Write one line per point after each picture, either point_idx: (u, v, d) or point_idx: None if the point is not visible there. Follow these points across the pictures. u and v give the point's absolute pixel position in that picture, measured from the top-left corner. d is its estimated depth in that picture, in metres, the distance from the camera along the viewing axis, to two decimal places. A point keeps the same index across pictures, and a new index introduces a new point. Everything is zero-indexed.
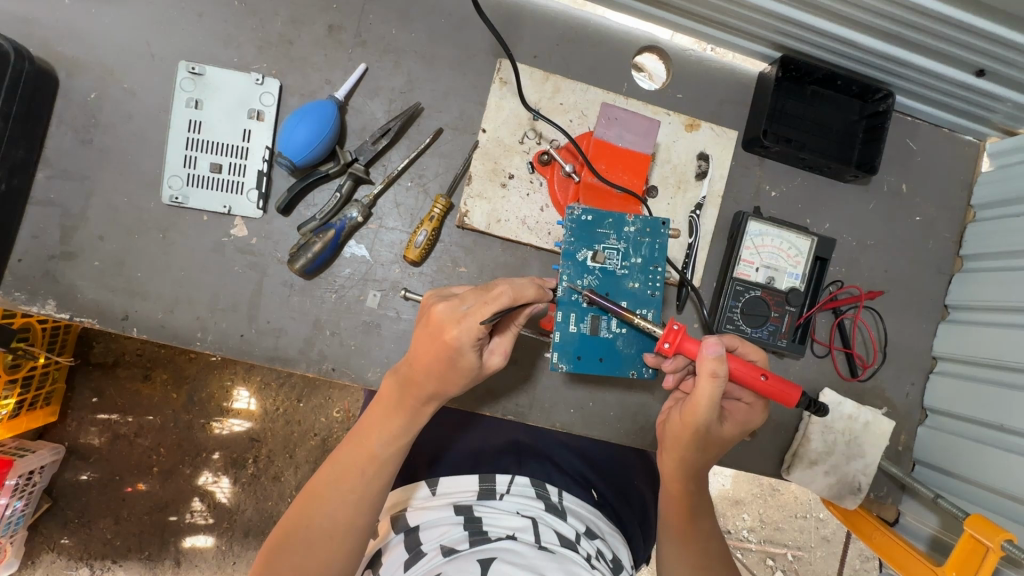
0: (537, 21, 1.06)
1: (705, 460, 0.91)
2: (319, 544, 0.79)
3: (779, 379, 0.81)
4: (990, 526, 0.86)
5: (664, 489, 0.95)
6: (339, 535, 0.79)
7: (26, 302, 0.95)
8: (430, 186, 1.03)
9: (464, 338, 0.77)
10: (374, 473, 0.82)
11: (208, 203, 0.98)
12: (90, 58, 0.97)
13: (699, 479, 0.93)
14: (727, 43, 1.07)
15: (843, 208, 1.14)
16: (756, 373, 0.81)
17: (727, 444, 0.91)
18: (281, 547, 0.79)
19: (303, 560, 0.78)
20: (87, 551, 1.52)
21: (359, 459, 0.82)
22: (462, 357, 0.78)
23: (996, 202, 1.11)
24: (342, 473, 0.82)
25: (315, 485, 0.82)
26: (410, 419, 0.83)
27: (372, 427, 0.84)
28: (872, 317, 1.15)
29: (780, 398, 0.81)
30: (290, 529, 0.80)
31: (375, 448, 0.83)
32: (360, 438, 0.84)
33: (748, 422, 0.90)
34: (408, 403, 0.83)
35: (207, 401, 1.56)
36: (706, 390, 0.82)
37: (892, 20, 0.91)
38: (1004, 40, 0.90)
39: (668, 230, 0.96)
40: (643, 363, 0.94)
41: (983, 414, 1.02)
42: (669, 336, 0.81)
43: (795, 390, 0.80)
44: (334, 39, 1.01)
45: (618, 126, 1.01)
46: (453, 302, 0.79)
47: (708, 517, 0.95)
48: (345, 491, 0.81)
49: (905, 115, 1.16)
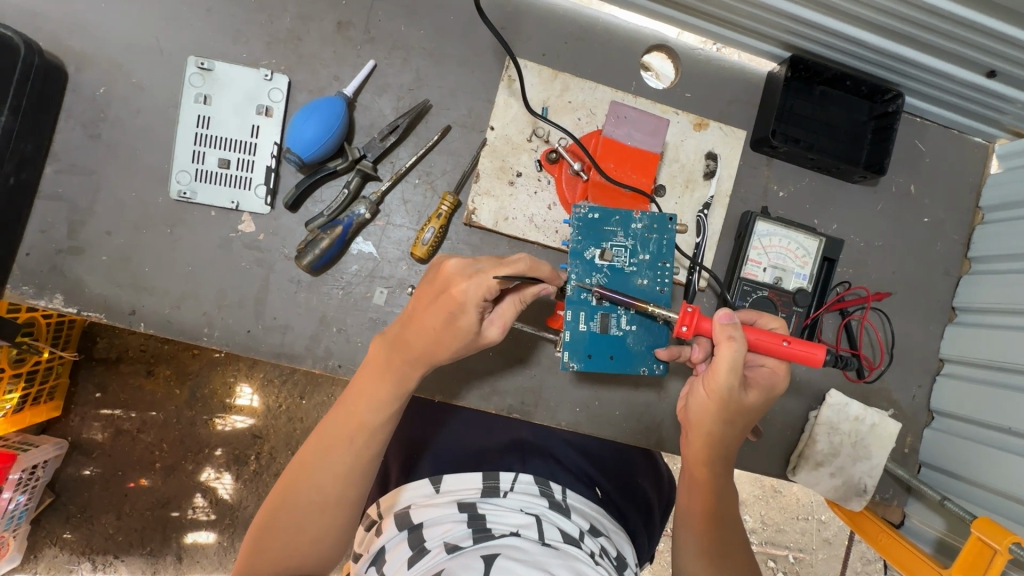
0: (546, 19, 1.06)
1: (728, 442, 0.90)
2: (309, 516, 0.80)
3: (803, 342, 0.80)
4: (998, 529, 0.86)
5: (687, 470, 0.94)
6: (330, 507, 0.81)
7: (33, 297, 0.95)
8: (437, 183, 1.03)
9: (472, 292, 0.78)
10: (362, 444, 0.82)
11: (216, 199, 0.98)
12: (98, 53, 0.97)
13: (725, 461, 0.92)
14: (736, 42, 1.07)
15: (851, 209, 1.14)
16: (778, 340, 0.80)
17: (752, 413, 0.88)
18: (271, 521, 0.80)
19: (295, 530, 0.80)
20: (89, 546, 1.52)
21: (347, 429, 0.82)
22: (465, 315, 0.79)
23: (1005, 204, 1.11)
24: (331, 446, 0.82)
25: (304, 458, 0.82)
26: (399, 385, 0.83)
27: (361, 395, 0.83)
28: (879, 318, 1.14)
29: (806, 361, 0.80)
30: (279, 503, 0.81)
31: (364, 416, 0.82)
32: (347, 406, 0.84)
33: (774, 388, 0.87)
34: (399, 366, 0.83)
35: (210, 397, 1.56)
36: (727, 355, 0.81)
37: (903, 20, 0.91)
38: (1017, 41, 0.90)
39: (676, 226, 0.95)
40: (654, 359, 0.94)
41: (992, 417, 1.02)
42: (686, 319, 0.82)
43: (820, 348, 0.79)
44: (343, 36, 1.01)
45: (627, 125, 1.03)
46: (466, 260, 0.81)
47: (729, 500, 0.95)
48: (335, 465, 0.81)
49: (913, 116, 1.16)
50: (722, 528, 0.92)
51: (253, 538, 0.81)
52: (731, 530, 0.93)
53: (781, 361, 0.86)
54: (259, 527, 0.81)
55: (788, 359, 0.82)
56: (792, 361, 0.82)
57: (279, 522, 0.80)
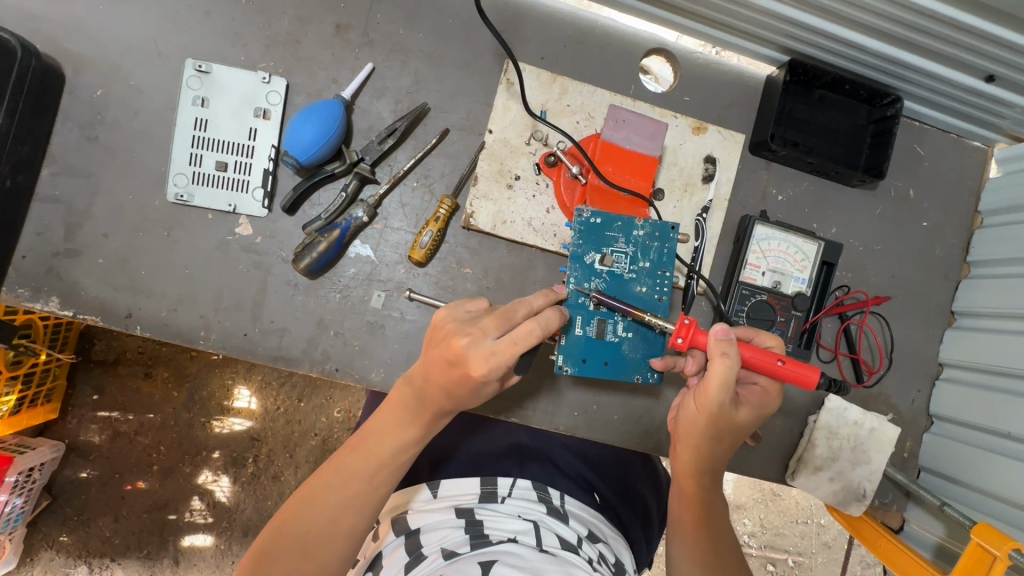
0: (544, 22, 1.06)
1: (718, 455, 0.89)
2: (315, 548, 0.79)
3: (798, 363, 0.80)
4: (998, 535, 0.85)
5: (676, 482, 0.94)
6: (338, 542, 0.80)
7: (29, 299, 0.94)
8: (436, 186, 1.03)
9: (492, 372, 0.76)
10: (381, 480, 0.82)
11: (213, 202, 0.97)
12: (96, 55, 0.97)
13: (714, 474, 0.91)
14: (735, 46, 1.07)
15: (849, 213, 1.14)
16: (772, 359, 0.80)
17: (743, 430, 0.88)
18: (274, 545, 0.78)
19: (298, 562, 0.78)
20: (86, 548, 1.51)
21: (368, 463, 0.82)
22: (485, 386, 0.78)
23: (1005, 208, 1.10)
24: (349, 478, 0.81)
25: (316, 484, 0.81)
26: (424, 430, 0.84)
27: (385, 435, 0.83)
28: (878, 322, 1.14)
29: (799, 382, 0.80)
30: (284, 526, 0.79)
31: (387, 454, 0.82)
32: (369, 442, 0.84)
33: (765, 407, 0.87)
34: (424, 414, 0.83)
35: (208, 400, 1.56)
36: (719, 371, 0.80)
37: (902, 25, 0.91)
38: (1016, 46, 0.90)
39: (677, 234, 0.95)
40: (649, 367, 0.94)
41: (991, 422, 1.01)
42: (681, 331, 0.82)
43: (814, 371, 0.79)
44: (342, 39, 1.01)
45: (626, 129, 1.02)
46: (475, 336, 0.76)
47: (719, 512, 0.94)
48: (350, 495, 0.81)
49: (912, 120, 1.16)
50: (713, 542, 0.91)
51: (251, 563, 0.79)
52: (723, 545, 0.92)
53: (774, 381, 0.86)
54: (259, 551, 0.79)
55: (782, 379, 0.82)
56: (784, 381, 0.82)
57: (282, 548, 0.78)
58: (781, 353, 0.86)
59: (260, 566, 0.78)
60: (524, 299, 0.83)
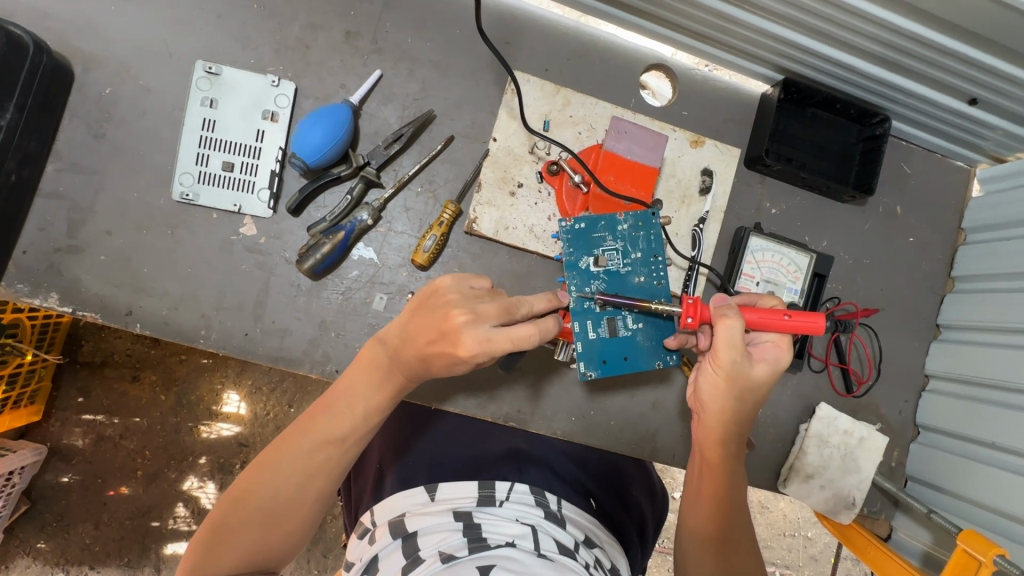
0: (546, 36, 1.09)
1: (740, 417, 0.91)
2: (281, 514, 0.80)
3: (803, 313, 0.84)
4: (983, 541, 0.87)
5: (699, 452, 0.94)
6: (306, 505, 0.82)
7: (29, 294, 0.94)
8: (440, 192, 1.04)
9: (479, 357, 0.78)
10: (353, 445, 0.84)
11: (220, 202, 0.98)
12: (105, 54, 0.97)
13: (738, 438, 0.93)
14: (732, 64, 1.11)
15: (841, 227, 1.18)
16: (779, 315, 0.85)
17: (763, 388, 0.90)
18: (237, 515, 0.79)
19: (264, 527, 0.79)
20: (64, 556, 1.48)
21: (342, 429, 0.82)
22: (462, 365, 0.79)
23: (987, 226, 1.15)
24: (321, 444, 0.82)
25: (282, 448, 0.82)
26: (395, 393, 0.85)
27: (356, 396, 0.84)
28: (867, 334, 1.17)
29: (808, 331, 0.84)
30: (250, 493, 0.79)
31: (358, 419, 0.83)
32: (337, 403, 0.84)
33: (779, 361, 0.88)
34: (395, 374, 0.84)
35: (196, 404, 1.54)
36: (727, 336, 0.84)
37: (891, 48, 0.95)
38: (998, 71, 0.94)
39: (659, 220, 0.98)
40: (666, 351, 0.96)
41: (976, 432, 1.04)
42: (689, 310, 0.87)
43: (821, 319, 0.83)
44: (351, 46, 1.03)
45: (627, 139, 1.06)
46: (474, 314, 0.78)
47: (739, 482, 0.95)
48: (320, 458, 0.82)
49: (900, 139, 1.20)
50: (729, 513, 0.92)
51: (212, 530, 0.79)
52: (738, 519, 0.93)
53: (784, 334, 0.88)
54: (221, 521, 0.79)
55: (792, 332, 0.86)
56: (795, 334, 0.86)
57: (250, 513, 0.79)
58: (785, 308, 0.89)
59: (224, 534, 0.78)
60: (525, 298, 0.84)
